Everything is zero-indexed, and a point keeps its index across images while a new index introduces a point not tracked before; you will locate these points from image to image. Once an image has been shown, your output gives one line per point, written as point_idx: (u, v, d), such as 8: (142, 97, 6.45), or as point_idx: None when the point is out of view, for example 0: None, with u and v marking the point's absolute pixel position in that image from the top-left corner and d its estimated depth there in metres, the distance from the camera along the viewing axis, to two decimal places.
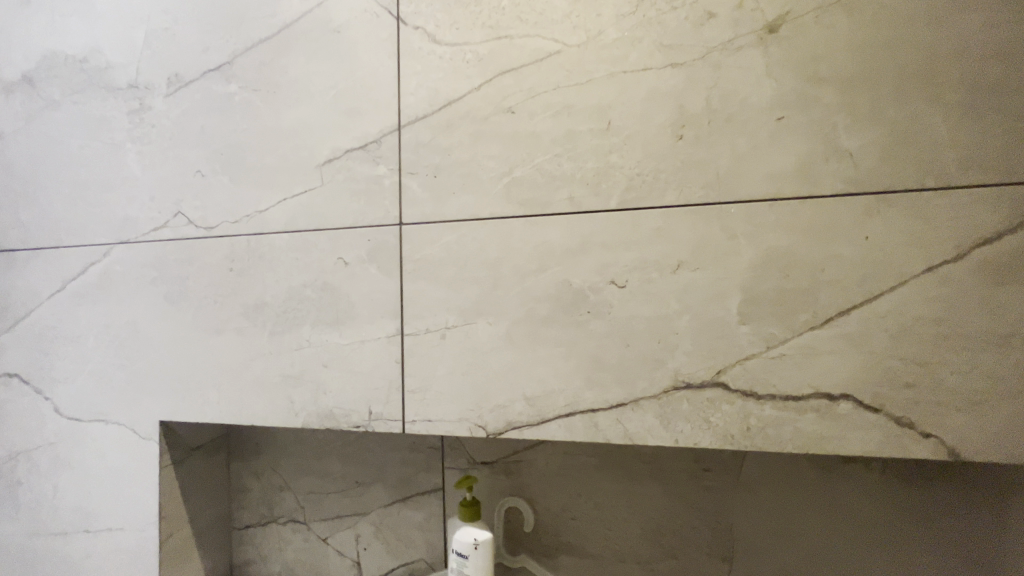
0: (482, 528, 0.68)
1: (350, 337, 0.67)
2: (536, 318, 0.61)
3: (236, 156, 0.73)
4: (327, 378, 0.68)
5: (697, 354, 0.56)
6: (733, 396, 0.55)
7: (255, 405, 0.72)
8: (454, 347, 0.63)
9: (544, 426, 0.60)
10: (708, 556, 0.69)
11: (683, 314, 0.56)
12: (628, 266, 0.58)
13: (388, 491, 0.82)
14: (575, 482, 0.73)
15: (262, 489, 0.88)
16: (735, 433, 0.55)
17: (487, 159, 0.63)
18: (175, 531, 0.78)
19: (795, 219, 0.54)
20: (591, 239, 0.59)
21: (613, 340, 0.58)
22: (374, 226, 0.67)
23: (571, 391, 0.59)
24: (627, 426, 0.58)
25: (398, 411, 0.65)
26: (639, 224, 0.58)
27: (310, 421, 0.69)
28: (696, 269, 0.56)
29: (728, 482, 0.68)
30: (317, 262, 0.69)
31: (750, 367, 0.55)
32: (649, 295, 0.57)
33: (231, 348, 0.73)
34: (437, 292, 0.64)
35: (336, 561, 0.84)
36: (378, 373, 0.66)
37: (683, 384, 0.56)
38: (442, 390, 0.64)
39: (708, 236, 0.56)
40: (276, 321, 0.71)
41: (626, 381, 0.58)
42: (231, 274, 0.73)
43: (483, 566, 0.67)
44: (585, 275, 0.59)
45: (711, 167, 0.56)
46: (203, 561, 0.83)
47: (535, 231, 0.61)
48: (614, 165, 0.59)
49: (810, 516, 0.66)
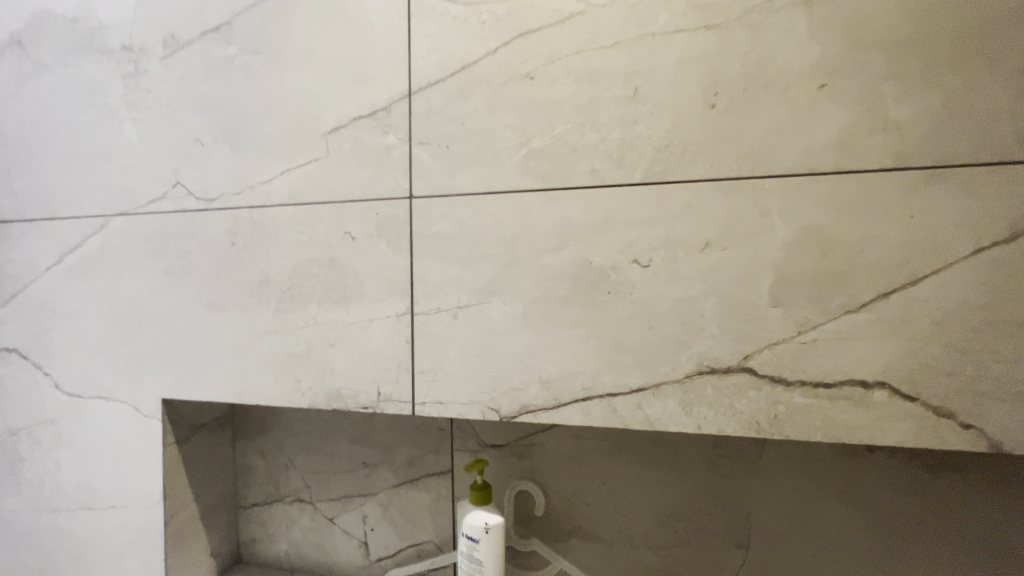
0: (493, 513, 0.67)
1: (358, 316, 0.65)
2: (554, 298, 0.58)
3: (237, 124, 0.69)
4: (335, 357, 0.66)
5: (724, 338, 0.53)
6: (760, 382, 0.52)
7: (259, 384, 0.69)
8: (467, 327, 0.61)
9: (560, 410, 0.58)
10: (723, 543, 0.67)
11: (710, 296, 0.54)
12: (652, 244, 0.55)
13: (396, 473, 0.80)
14: (588, 466, 0.71)
15: (268, 469, 0.87)
16: (761, 420, 0.52)
17: (504, 128, 0.59)
18: (180, 510, 0.77)
19: (834, 195, 0.50)
20: (614, 215, 0.56)
21: (635, 322, 0.55)
22: (383, 199, 0.64)
23: (589, 375, 0.57)
24: (647, 411, 0.55)
25: (408, 393, 0.63)
26: (665, 199, 0.55)
27: (317, 402, 0.67)
28: (726, 248, 0.53)
29: (747, 470, 0.66)
30: (323, 237, 0.66)
31: (780, 352, 0.52)
32: (675, 275, 0.54)
33: (234, 326, 0.70)
34: (449, 270, 0.61)
35: (343, 541, 0.84)
36: (387, 353, 0.64)
37: (708, 369, 0.54)
38: (453, 371, 0.61)
39: (739, 212, 0.53)
40: (281, 298, 0.68)
41: (647, 365, 0.55)
42: (234, 248, 0.70)
43: (494, 550, 0.65)
44: (607, 253, 0.56)
45: (745, 138, 0.53)
46: (209, 540, 0.83)
47: (554, 205, 0.58)
48: (639, 136, 0.55)
49: (831, 505, 0.64)
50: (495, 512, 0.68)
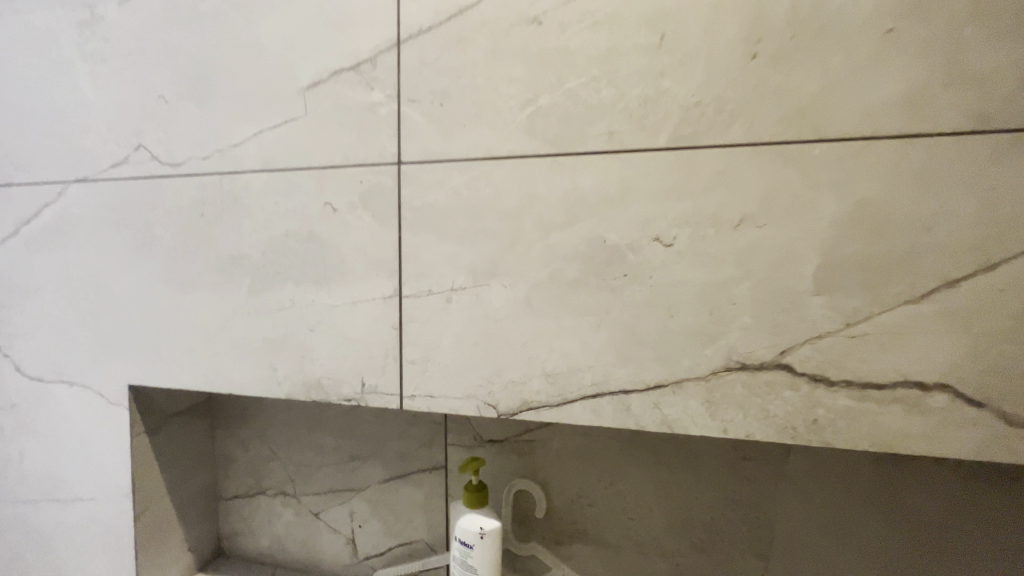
0: (489, 516, 0.61)
1: (340, 298, 0.58)
2: (561, 281, 0.51)
3: (204, 78, 0.61)
4: (315, 344, 0.59)
5: (758, 330, 0.46)
6: (799, 382, 0.45)
7: (233, 371, 0.63)
8: (462, 312, 0.54)
9: (566, 408, 0.51)
10: (742, 553, 0.61)
11: (743, 281, 0.46)
12: (677, 221, 0.47)
13: (386, 467, 0.74)
14: (595, 465, 0.65)
15: (249, 460, 0.81)
16: (797, 425, 0.46)
17: (506, 83, 0.51)
18: (151, 504, 0.71)
19: (896, 165, 0.43)
20: (634, 186, 0.48)
21: (654, 310, 0.48)
22: (368, 165, 0.56)
23: (600, 369, 0.50)
24: (666, 411, 0.48)
25: (396, 385, 0.56)
26: (694, 168, 0.47)
27: (296, 392, 0.60)
28: (764, 225, 0.45)
29: (772, 474, 0.59)
30: (301, 208, 0.59)
31: (823, 348, 0.45)
32: (702, 256, 0.47)
33: (205, 307, 0.63)
34: (442, 247, 0.54)
35: (329, 538, 0.78)
36: (373, 340, 0.57)
37: (737, 366, 0.47)
38: (446, 362, 0.54)
39: (781, 184, 0.45)
40: (255, 276, 0.61)
41: (667, 359, 0.48)
42: (203, 220, 0.63)
43: (489, 557, 0.60)
44: (624, 230, 0.49)
45: (792, 95, 0.44)
46: (186, 534, 0.77)
47: (564, 174, 0.50)
48: (666, 92, 0.47)
49: (864, 515, 0.57)
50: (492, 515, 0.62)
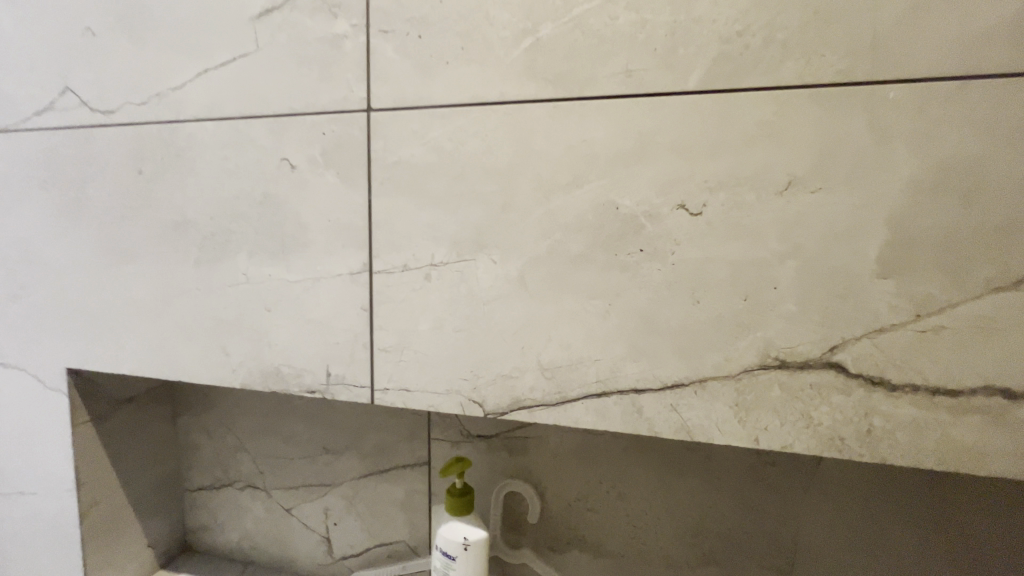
0: (474, 524, 0.54)
1: (301, 273, 0.49)
2: (562, 257, 0.42)
3: (137, 5, 0.51)
4: (272, 326, 0.50)
5: (804, 321, 0.37)
6: (851, 385, 0.37)
7: (180, 356, 0.54)
8: (443, 292, 0.45)
9: (565, 408, 0.43)
10: (760, 568, 0.54)
11: (788, 259, 0.37)
12: (708, 183, 0.38)
13: (363, 462, 0.67)
14: (596, 467, 0.58)
15: (215, 449, 0.74)
16: (846, 437, 0.37)
17: (500, 8, 0.41)
18: (100, 499, 0.63)
19: (996, 112, 0.33)
20: (655, 139, 0.39)
21: (675, 293, 0.39)
22: (331, 113, 0.46)
23: (607, 363, 0.41)
24: (685, 416, 0.40)
25: (366, 375, 0.48)
26: (732, 117, 0.37)
27: (252, 381, 0.52)
28: (818, 190, 0.36)
29: (799, 483, 0.52)
30: (253, 165, 0.49)
31: (884, 345, 0.36)
32: (738, 228, 0.38)
33: (147, 281, 0.54)
34: (419, 213, 0.45)
35: (303, 536, 0.71)
36: (338, 323, 0.48)
37: (776, 364, 0.38)
38: (424, 351, 0.46)
39: (843, 137, 0.36)
40: (203, 246, 0.52)
41: (689, 353, 0.40)
42: (142, 179, 0.53)
43: (474, 569, 0.53)
44: (641, 194, 0.40)
45: (866, 21, 0.34)
46: (144, 529, 0.70)
47: (569, 124, 0.40)
48: (700, 17, 0.37)
49: (907, 534, 0.50)
50: (478, 521, 0.55)
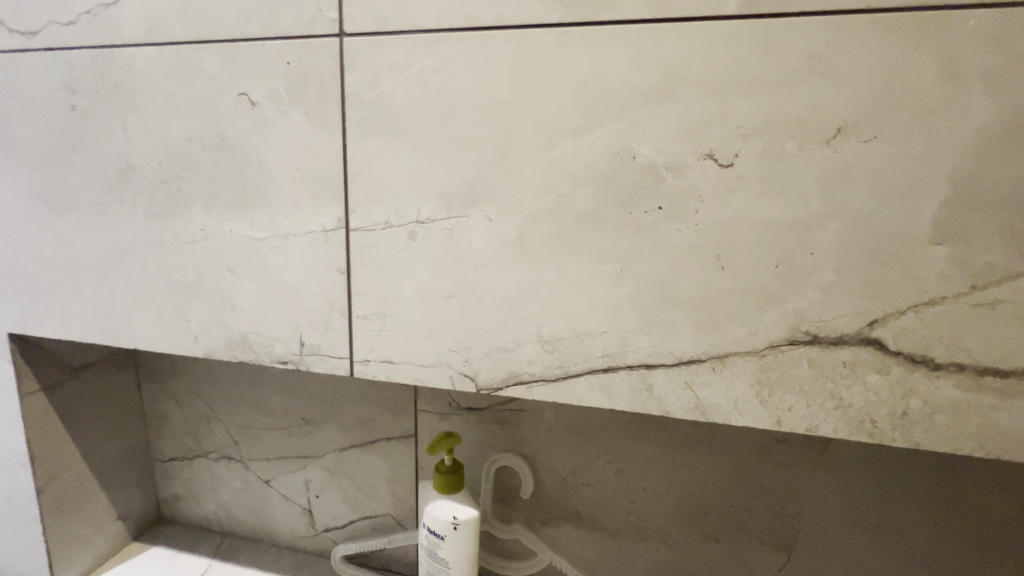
0: (464, 502, 0.51)
1: (266, 229, 0.43)
2: (568, 214, 0.36)
3: None
4: (237, 289, 0.45)
5: (844, 291, 0.33)
6: (890, 363, 0.33)
7: (134, 321, 0.48)
8: (430, 253, 0.39)
9: (566, 384, 0.38)
10: (760, 545, 0.52)
11: (829, 220, 0.32)
12: (742, 129, 0.32)
13: (345, 433, 0.63)
14: (593, 442, 0.55)
15: (186, 419, 0.69)
16: (878, 419, 0.34)
17: None
18: (60, 472, 0.59)
19: None
20: (683, 74, 0.33)
21: (697, 258, 0.35)
22: (296, 38, 0.39)
23: (616, 336, 0.37)
24: (701, 394, 0.36)
25: (344, 345, 0.43)
26: (776, 48, 0.31)
27: (216, 349, 0.46)
28: (872, 139, 0.31)
29: (807, 461, 0.49)
30: (206, 100, 0.42)
31: (931, 320, 0.32)
32: (774, 183, 0.33)
33: (90, 236, 0.47)
34: (402, 162, 0.38)
35: (283, 507, 0.68)
36: (311, 287, 0.43)
37: (807, 338, 0.34)
38: (409, 320, 0.41)
39: (908, 75, 0.30)
40: (153, 197, 0.45)
41: (709, 326, 0.35)
42: (76, 116, 0.45)
43: (463, 549, 0.50)
44: (662, 141, 0.34)
45: None
46: (112, 501, 0.66)
47: (579, 56, 0.34)
48: None
49: (917, 514, 0.48)
50: (467, 498, 0.52)
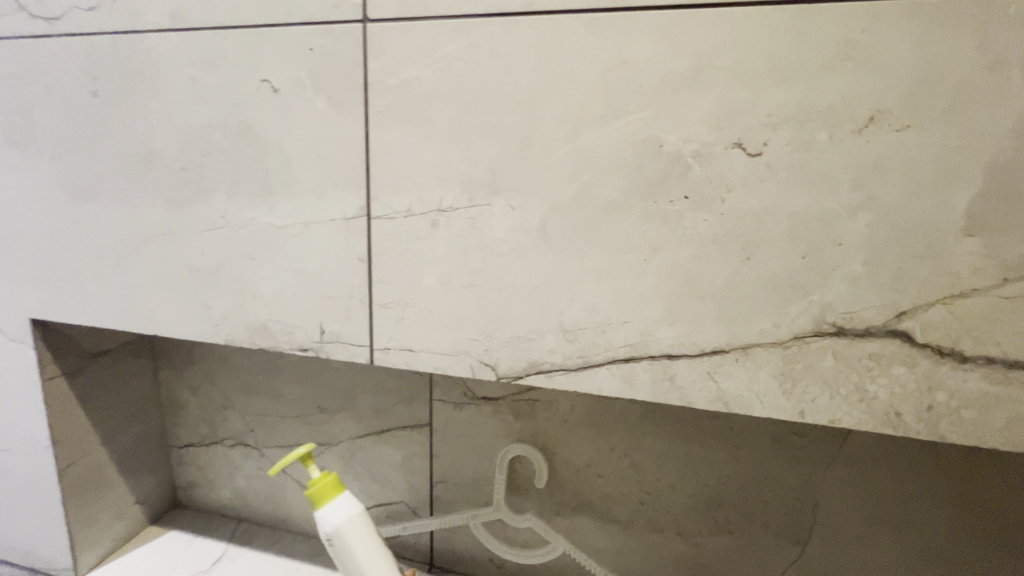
0: (331, 516, 0.44)
1: (287, 217, 0.43)
2: (591, 204, 0.36)
3: None
4: (257, 276, 0.45)
5: (872, 282, 0.32)
6: (917, 356, 0.33)
7: (155, 308, 0.48)
8: (451, 242, 0.39)
9: (587, 373, 0.38)
10: (775, 538, 0.52)
11: (860, 212, 0.32)
12: (773, 118, 0.32)
13: (359, 421, 0.64)
14: (609, 434, 0.55)
15: (202, 405, 0.70)
16: (903, 412, 0.34)
17: None
18: (79, 457, 0.60)
19: None
20: (713, 61, 0.32)
21: (723, 249, 0.34)
22: (318, 24, 0.39)
23: (639, 326, 0.37)
24: (724, 385, 0.36)
25: (364, 334, 0.43)
26: (809, 35, 0.31)
27: (236, 337, 0.47)
28: (906, 129, 0.30)
29: (825, 455, 0.49)
30: (228, 87, 0.42)
31: (961, 312, 0.32)
32: (804, 173, 0.32)
33: (111, 223, 0.47)
34: (424, 150, 0.38)
35: (298, 494, 0.69)
36: (332, 275, 0.43)
37: (833, 330, 0.34)
38: (430, 308, 0.41)
39: (945, 62, 0.29)
40: (173, 184, 0.45)
41: (734, 318, 0.35)
42: (96, 102, 0.45)
43: (351, 563, 0.44)
44: (689, 130, 0.33)
45: None
46: (129, 486, 0.67)
47: (607, 42, 0.34)
48: None
49: (934, 509, 0.48)
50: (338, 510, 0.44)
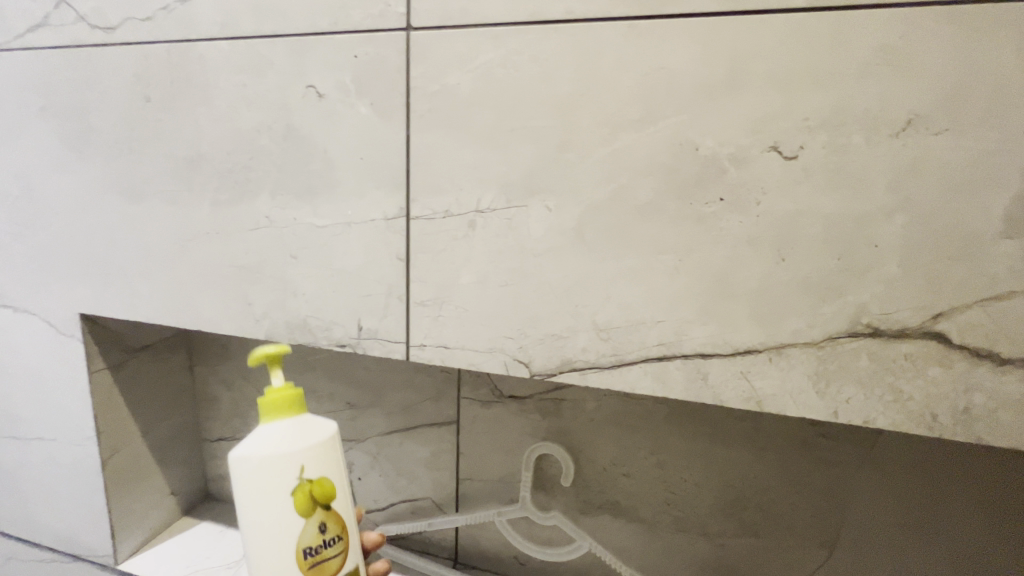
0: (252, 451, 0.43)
1: (329, 218, 0.44)
2: (627, 206, 0.37)
3: None
4: (298, 274, 0.46)
5: (908, 284, 0.33)
6: (953, 357, 0.33)
7: (200, 304, 0.50)
8: (488, 242, 0.40)
9: (620, 371, 0.39)
10: (801, 540, 0.52)
11: (896, 214, 0.32)
12: (809, 122, 0.33)
13: (387, 417, 0.65)
14: (634, 433, 0.55)
15: (235, 400, 0.72)
16: (939, 413, 0.34)
17: None
18: (121, 448, 0.62)
19: None
20: (750, 67, 0.33)
21: (758, 250, 0.35)
22: (364, 33, 0.40)
23: (673, 325, 0.37)
24: (757, 384, 0.37)
25: (401, 330, 0.44)
26: (847, 41, 0.31)
27: (276, 332, 0.48)
28: (944, 132, 0.31)
29: (853, 457, 0.49)
30: (275, 93, 0.44)
31: (999, 314, 0.32)
32: (841, 176, 0.33)
33: (160, 223, 0.50)
34: (463, 154, 0.40)
35: None
36: (371, 273, 0.44)
37: (868, 331, 0.34)
38: (466, 306, 0.42)
39: (984, 66, 0.30)
40: (220, 185, 0.47)
41: (768, 318, 0.35)
42: (149, 107, 0.48)
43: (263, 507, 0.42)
44: (726, 134, 0.34)
45: None
46: (165, 477, 0.69)
47: (645, 49, 0.35)
48: None
49: (965, 513, 0.47)
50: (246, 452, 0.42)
